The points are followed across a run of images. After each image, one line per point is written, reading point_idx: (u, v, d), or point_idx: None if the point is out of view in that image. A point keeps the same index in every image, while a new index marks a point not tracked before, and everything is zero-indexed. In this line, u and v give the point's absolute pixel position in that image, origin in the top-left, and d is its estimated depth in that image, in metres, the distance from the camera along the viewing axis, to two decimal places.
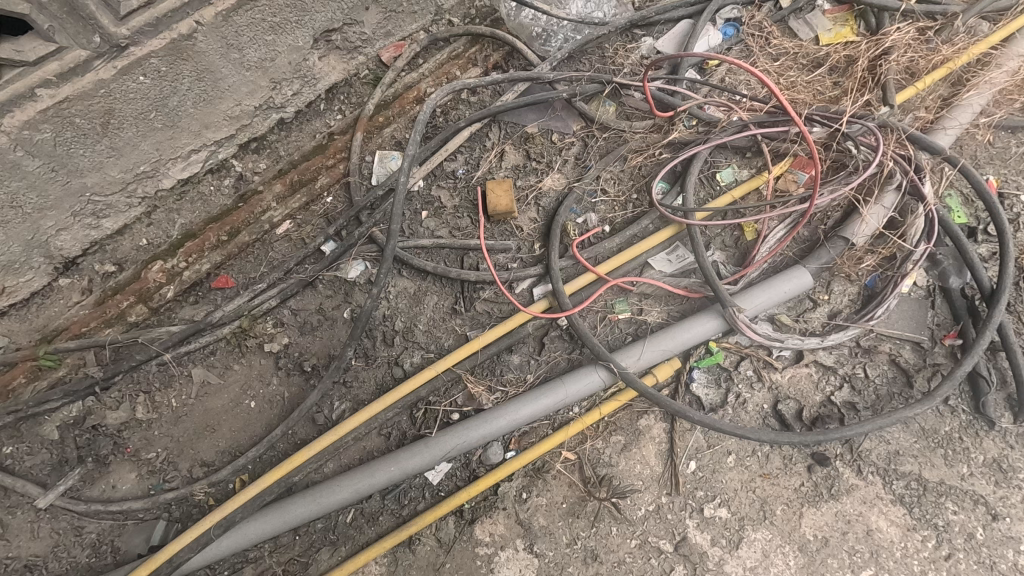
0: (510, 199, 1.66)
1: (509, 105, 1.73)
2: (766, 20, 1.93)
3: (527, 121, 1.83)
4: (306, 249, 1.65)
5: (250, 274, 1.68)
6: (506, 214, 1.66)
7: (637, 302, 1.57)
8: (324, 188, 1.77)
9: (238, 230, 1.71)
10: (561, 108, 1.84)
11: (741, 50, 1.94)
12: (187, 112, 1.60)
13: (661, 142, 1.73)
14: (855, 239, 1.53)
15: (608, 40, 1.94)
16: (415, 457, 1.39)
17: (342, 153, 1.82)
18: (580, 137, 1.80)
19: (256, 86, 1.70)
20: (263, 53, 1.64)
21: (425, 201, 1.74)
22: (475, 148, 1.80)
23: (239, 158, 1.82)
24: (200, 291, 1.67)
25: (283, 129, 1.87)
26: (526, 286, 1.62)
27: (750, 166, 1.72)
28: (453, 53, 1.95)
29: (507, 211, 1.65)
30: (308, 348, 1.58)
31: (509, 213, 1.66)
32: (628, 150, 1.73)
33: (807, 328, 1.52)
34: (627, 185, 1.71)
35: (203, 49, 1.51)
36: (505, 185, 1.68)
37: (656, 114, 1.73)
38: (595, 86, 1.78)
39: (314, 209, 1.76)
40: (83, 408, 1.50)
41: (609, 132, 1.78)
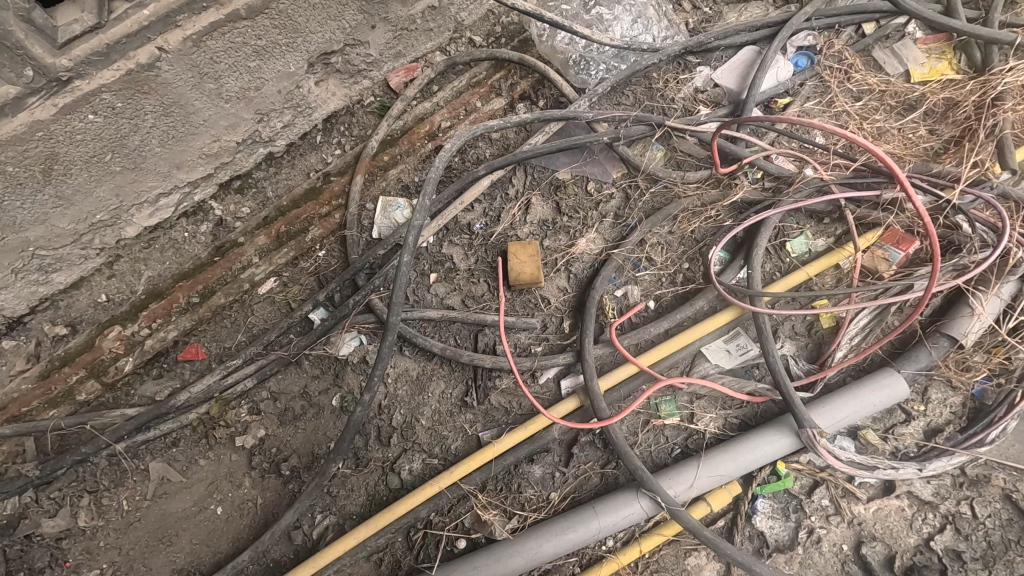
0: (535, 265, 1.38)
1: (539, 150, 1.45)
2: (846, 50, 1.62)
3: (557, 166, 1.54)
4: (291, 319, 1.39)
5: (224, 344, 1.42)
6: (532, 283, 1.39)
7: (687, 403, 1.29)
8: (315, 241, 1.50)
9: (212, 290, 1.45)
10: (599, 151, 1.55)
11: (816, 86, 1.62)
12: (153, 152, 1.33)
13: (720, 201, 1.44)
14: (963, 338, 1.23)
15: (657, 69, 1.64)
16: None
17: (338, 197, 1.54)
18: (621, 188, 1.51)
19: (238, 119, 1.43)
20: (246, 82, 1.37)
21: (435, 261, 1.47)
22: (495, 198, 1.52)
23: (219, 198, 1.55)
24: (164, 363, 1.41)
25: (272, 164, 1.59)
26: (551, 376, 1.33)
27: (827, 234, 1.42)
28: (473, 80, 1.66)
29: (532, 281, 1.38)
30: (288, 442, 1.32)
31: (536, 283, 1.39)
32: (681, 209, 1.43)
33: (899, 449, 1.23)
34: (677, 252, 1.43)
35: (170, 80, 1.24)
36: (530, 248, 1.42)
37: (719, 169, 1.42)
38: (642, 129, 1.49)
39: (304, 265, 1.49)
40: (17, 508, 1.25)
41: (656, 186, 1.49)
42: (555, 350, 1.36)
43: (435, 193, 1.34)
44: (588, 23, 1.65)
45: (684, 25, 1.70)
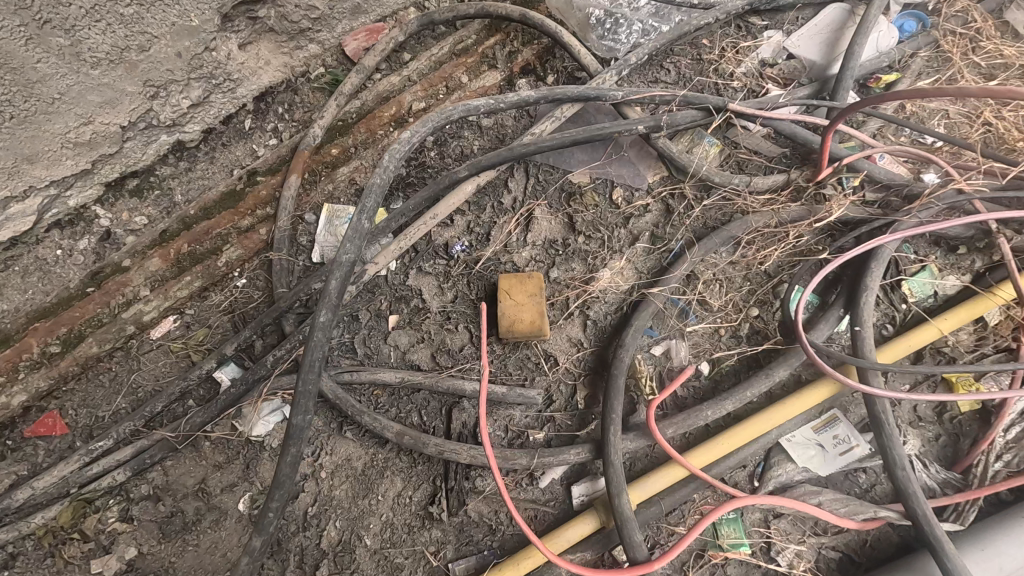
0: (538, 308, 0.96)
1: (546, 143, 1.02)
2: (974, 10, 1.17)
3: (571, 165, 1.13)
4: (186, 382, 0.97)
5: (96, 412, 1.01)
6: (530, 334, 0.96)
7: (761, 526, 0.87)
8: (231, 266, 1.08)
9: (83, 335, 1.03)
10: (629, 146, 1.14)
11: (930, 59, 1.17)
12: None
13: (805, 220, 1.00)
14: None
15: (709, 34, 1.20)
16: None
17: (265, 204, 1.10)
18: (660, 196, 1.10)
19: (117, 92, 1.00)
20: (120, 37, 0.94)
21: (396, 297, 1.05)
22: (484, 208, 1.10)
23: (105, 203, 1.13)
24: (8, 439, 0.99)
25: (182, 157, 1.17)
26: (558, 476, 0.91)
27: (962, 271, 0.97)
28: (459, 47, 1.22)
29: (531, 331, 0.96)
30: (171, 566, 0.91)
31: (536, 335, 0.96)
32: (747, 231, 1.00)
33: None
34: (741, 293, 1.00)
35: None
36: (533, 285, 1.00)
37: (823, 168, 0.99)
38: (694, 115, 1.05)
39: (214, 299, 1.07)
40: None
41: (709, 198, 1.07)
42: (565, 439, 0.95)
43: (382, 201, 0.89)
44: None
45: None
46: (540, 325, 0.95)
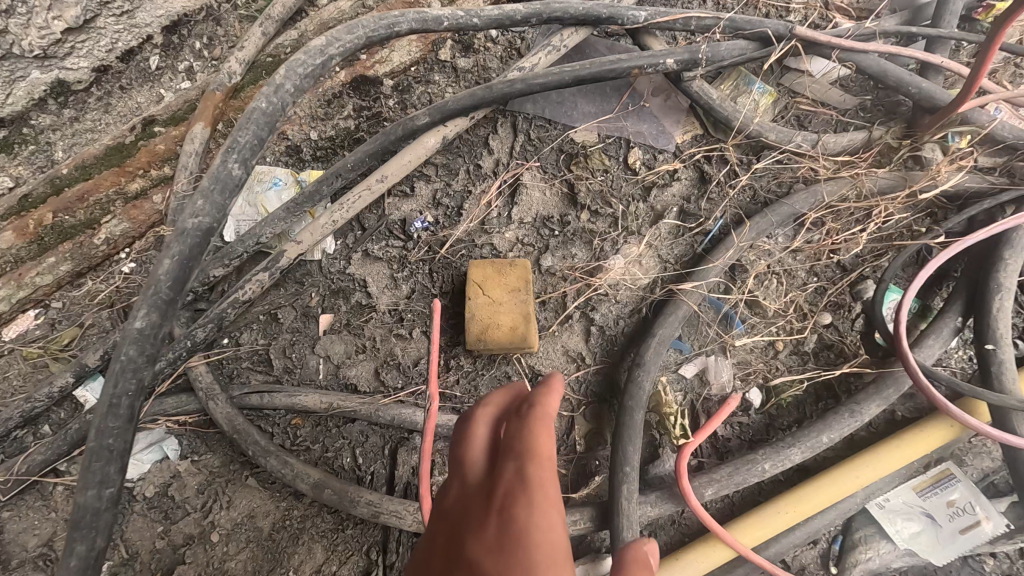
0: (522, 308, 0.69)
1: (540, 80, 0.73)
2: None
3: (572, 118, 0.84)
4: (30, 404, 0.70)
5: None
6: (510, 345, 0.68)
7: None
8: (114, 244, 0.80)
9: None
10: (650, 93, 0.84)
11: None
12: None
13: (900, 191, 0.71)
14: None
15: None
16: None
17: (162, 162, 0.82)
18: (691, 160, 0.81)
19: None
20: None
21: (333, 291, 0.78)
22: (456, 173, 0.83)
23: None
24: None
25: (62, 99, 0.88)
26: None
27: None
28: None
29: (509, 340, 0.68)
30: None
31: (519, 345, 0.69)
32: (812, 207, 0.72)
33: None
34: (805, 293, 0.72)
35: None
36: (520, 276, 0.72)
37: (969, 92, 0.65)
38: (744, 45, 0.76)
39: (90, 289, 0.79)
40: None
41: (760, 162, 0.79)
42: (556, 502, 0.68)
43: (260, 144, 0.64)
44: None
45: None
46: (524, 333, 0.68)
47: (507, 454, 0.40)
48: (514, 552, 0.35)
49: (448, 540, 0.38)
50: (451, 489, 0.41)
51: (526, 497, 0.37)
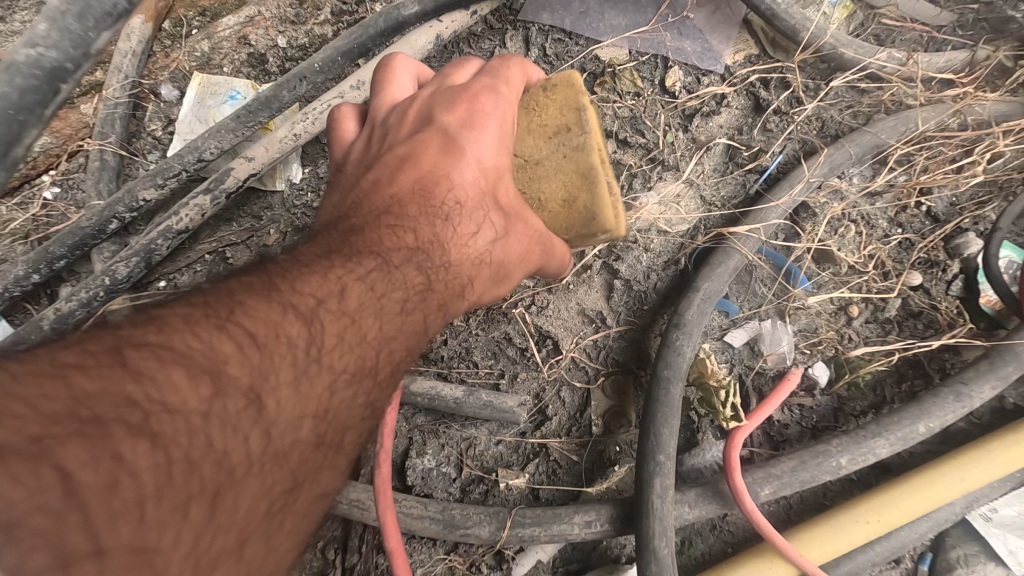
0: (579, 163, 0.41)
1: None
2: None
3: (598, 31, 0.68)
4: None
5: None
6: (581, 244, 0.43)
7: None
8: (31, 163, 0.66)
9: None
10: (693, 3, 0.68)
11: None
12: None
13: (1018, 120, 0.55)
14: None
15: None
16: None
17: (94, 66, 0.67)
18: (743, 85, 0.66)
19: None
20: None
21: (297, 228, 0.63)
22: None
23: None
24: None
25: None
26: (548, 562, 0.50)
27: None
28: None
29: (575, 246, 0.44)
30: None
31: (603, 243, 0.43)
32: (901, 134, 0.57)
33: None
34: (887, 244, 0.57)
35: None
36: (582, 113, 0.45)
37: None
38: None
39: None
40: None
41: (832, 85, 0.63)
42: (565, 499, 0.53)
43: None
44: None
45: None
46: (594, 212, 0.41)
47: (485, 73, 0.44)
48: (484, 125, 0.41)
49: (419, 113, 0.43)
50: (425, 88, 0.45)
51: (498, 98, 0.42)
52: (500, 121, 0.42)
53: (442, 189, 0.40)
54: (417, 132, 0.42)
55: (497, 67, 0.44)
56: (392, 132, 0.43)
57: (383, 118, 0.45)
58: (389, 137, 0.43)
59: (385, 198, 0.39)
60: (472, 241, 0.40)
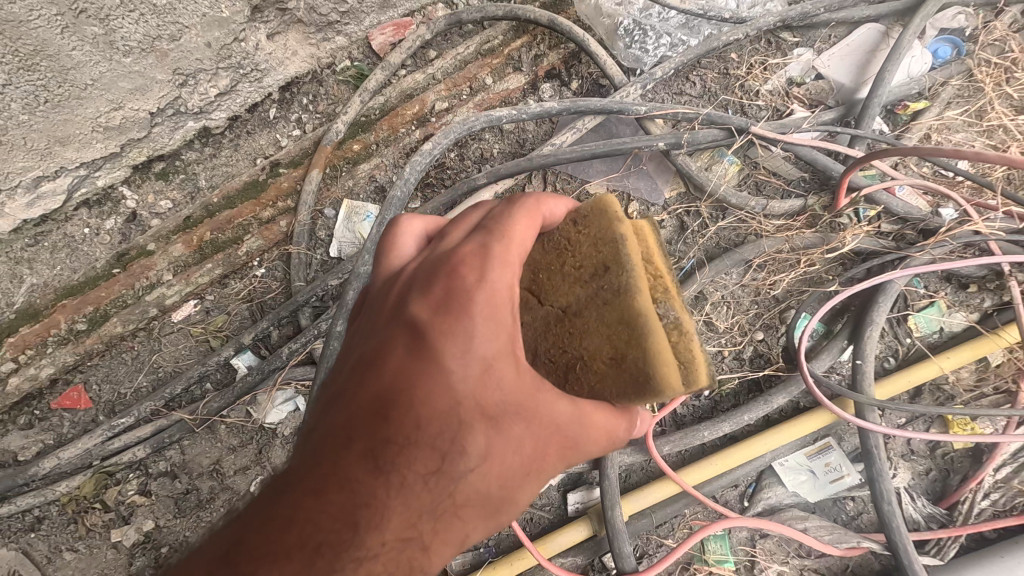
0: (624, 318, 0.56)
1: (566, 155, 1.00)
2: (1013, 39, 1.15)
3: (589, 175, 1.11)
4: (205, 366, 1.03)
5: (118, 388, 1.06)
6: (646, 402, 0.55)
7: (748, 545, 0.90)
8: (252, 255, 1.11)
9: (106, 315, 1.07)
10: (648, 158, 1.11)
11: (962, 86, 1.14)
12: (18, 120, 0.94)
13: (819, 248, 0.99)
14: None
15: (739, 49, 1.19)
16: None
17: (286, 196, 1.13)
18: (675, 214, 1.10)
19: (149, 80, 1.02)
20: (152, 29, 0.95)
21: None
22: None
23: (134, 185, 1.16)
24: (36, 408, 1.04)
25: (208, 143, 1.19)
26: (556, 483, 0.96)
27: (972, 307, 0.97)
28: (485, 46, 1.20)
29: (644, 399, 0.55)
30: (188, 538, 1.00)
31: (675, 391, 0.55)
32: (760, 253, 1.00)
33: None
34: (748, 314, 1.02)
35: (21, 17, 0.82)
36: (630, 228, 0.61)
37: (838, 201, 1.00)
38: (715, 134, 1.04)
39: (234, 286, 1.10)
40: None
41: (724, 219, 1.07)
42: None
43: (401, 212, 0.94)
44: None
45: None
46: (646, 365, 0.55)
47: (479, 239, 0.56)
48: (454, 315, 0.52)
49: (400, 306, 0.57)
50: (406, 276, 0.59)
51: (479, 274, 0.53)
52: (474, 314, 0.52)
53: (398, 408, 0.51)
54: (396, 326, 0.55)
55: (488, 236, 0.56)
56: (383, 315, 0.58)
57: (387, 294, 0.60)
58: (380, 322, 0.57)
59: (346, 412, 0.52)
60: (430, 461, 0.50)
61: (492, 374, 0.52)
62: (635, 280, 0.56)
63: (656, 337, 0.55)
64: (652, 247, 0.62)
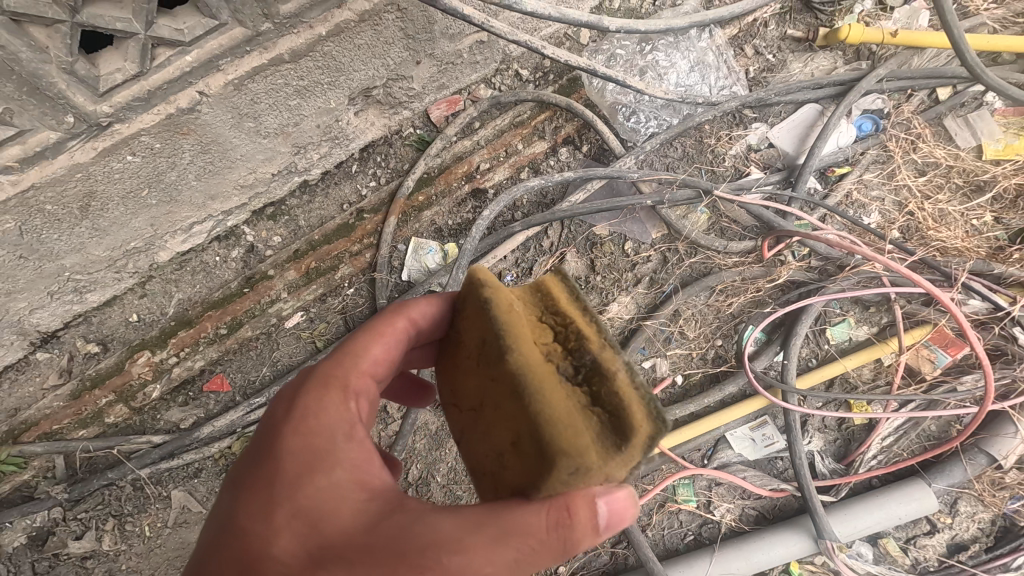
0: (511, 390, 0.62)
1: (579, 210, 1.38)
2: (916, 118, 1.52)
3: (596, 220, 1.46)
4: None
5: (249, 376, 1.44)
6: (578, 472, 0.59)
7: (706, 490, 1.27)
8: (344, 279, 1.49)
9: (240, 322, 1.46)
10: (640, 209, 1.47)
11: (878, 155, 1.50)
12: (189, 185, 1.32)
13: (762, 278, 1.38)
14: (1002, 458, 1.19)
15: (710, 123, 1.56)
16: None
17: (369, 235, 1.52)
18: (659, 250, 1.45)
19: (275, 152, 1.40)
20: (285, 119, 1.33)
21: None
22: (530, 248, 1.46)
23: (251, 224, 1.53)
24: (190, 391, 1.42)
25: (306, 193, 1.56)
26: None
27: (872, 323, 1.36)
28: (517, 120, 1.58)
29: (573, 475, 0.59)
30: None
31: (590, 451, 0.58)
32: (719, 282, 1.37)
33: (918, 560, 1.22)
34: (712, 326, 1.40)
35: (209, 122, 1.21)
36: (509, 296, 0.70)
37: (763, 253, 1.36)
38: (688, 193, 1.40)
39: (332, 302, 1.48)
40: (47, 521, 1.31)
41: (695, 257, 1.43)
42: None
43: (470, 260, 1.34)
44: (641, 69, 1.57)
45: (744, 72, 1.62)
46: (540, 424, 0.59)
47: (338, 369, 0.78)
48: (306, 427, 0.72)
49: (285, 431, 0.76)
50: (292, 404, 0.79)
51: (327, 396, 0.74)
52: (314, 425, 0.72)
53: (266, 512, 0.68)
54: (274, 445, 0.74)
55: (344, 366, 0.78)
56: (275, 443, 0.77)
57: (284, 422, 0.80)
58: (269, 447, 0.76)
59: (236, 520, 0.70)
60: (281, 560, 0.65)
61: (333, 483, 0.68)
62: (510, 341, 0.64)
63: (541, 399, 0.60)
64: (556, 305, 0.72)
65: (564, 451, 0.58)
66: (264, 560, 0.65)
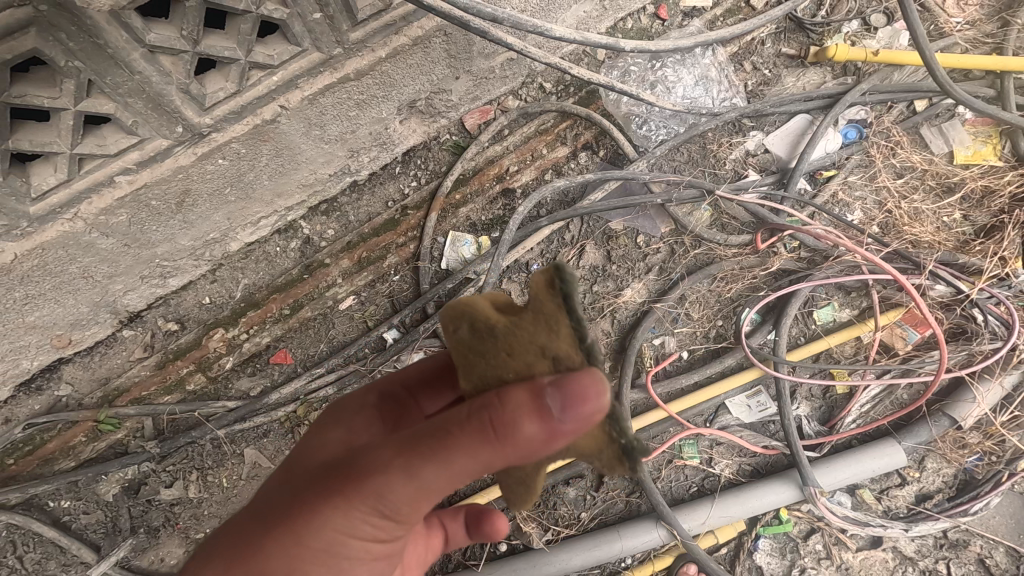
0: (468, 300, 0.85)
1: (598, 207, 1.58)
2: (895, 127, 1.72)
3: (612, 216, 1.67)
4: (368, 337, 1.62)
5: (308, 351, 1.65)
6: (470, 327, 0.77)
7: (707, 448, 1.48)
8: (391, 267, 1.70)
9: (301, 304, 1.67)
10: (650, 207, 1.67)
11: (861, 159, 1.70)
12: (262, 184, 1.52)
13: (758, 267, 1.60)
14: (963, 420, 1.39)
15: (713, 131, 1.76)
16: (575, 556, 1.37)
17: (413, 229, 1.73)
18: (667, 243, 1.66)
19: (333, 156, 1.60)
20: (345, 127, 1.53)
21: None
22: (554, 240, 1.66)
23: (308, 219, 1.73)
24: (258, 363, 1.64)
25: (355, 191, 1.75)
26: None
27: (852, 306, 1.56)
28: (541, 127, 1.79)
29: (477, 333, 0.77)
30: None
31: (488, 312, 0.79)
32: (720, 270, 1.58)
33: (890, 508, 1.43)
34: (713, 309, 1.61)
35: (285, 131, 1.42)
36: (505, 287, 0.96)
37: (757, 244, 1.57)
38: (693, 193, 1.61)
39: (380, 288, 1.69)
40: (139, 472, 1.53)
41: (700, 248, 1.63)
42: None
43: (506, 249, 1.56)
44: (652, 83, 1.78)
45: (743, 86, 1.83)
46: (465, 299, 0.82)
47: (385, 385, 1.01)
48: (330, 414, 0.94)
49: None
50: None
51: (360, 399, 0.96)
52: (337, 412, 0.93)
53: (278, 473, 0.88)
54: None
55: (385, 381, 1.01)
56: None
57: None
58: None
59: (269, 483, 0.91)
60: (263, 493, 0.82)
61: (322, 443, 0.86)
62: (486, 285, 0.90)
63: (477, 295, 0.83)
64: None
65: (464, 305, 0.79)
66: (257, 498, 0.83)
